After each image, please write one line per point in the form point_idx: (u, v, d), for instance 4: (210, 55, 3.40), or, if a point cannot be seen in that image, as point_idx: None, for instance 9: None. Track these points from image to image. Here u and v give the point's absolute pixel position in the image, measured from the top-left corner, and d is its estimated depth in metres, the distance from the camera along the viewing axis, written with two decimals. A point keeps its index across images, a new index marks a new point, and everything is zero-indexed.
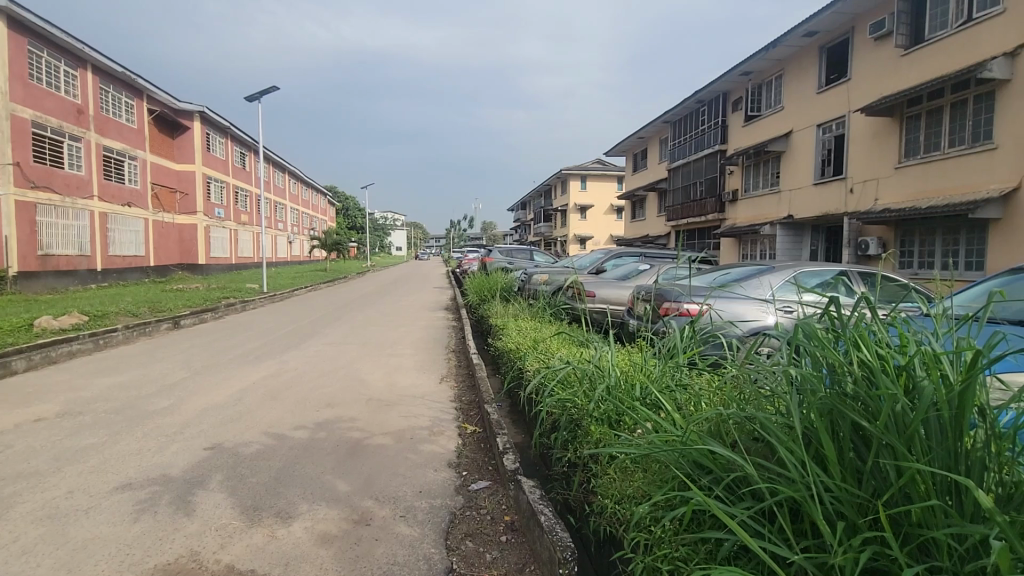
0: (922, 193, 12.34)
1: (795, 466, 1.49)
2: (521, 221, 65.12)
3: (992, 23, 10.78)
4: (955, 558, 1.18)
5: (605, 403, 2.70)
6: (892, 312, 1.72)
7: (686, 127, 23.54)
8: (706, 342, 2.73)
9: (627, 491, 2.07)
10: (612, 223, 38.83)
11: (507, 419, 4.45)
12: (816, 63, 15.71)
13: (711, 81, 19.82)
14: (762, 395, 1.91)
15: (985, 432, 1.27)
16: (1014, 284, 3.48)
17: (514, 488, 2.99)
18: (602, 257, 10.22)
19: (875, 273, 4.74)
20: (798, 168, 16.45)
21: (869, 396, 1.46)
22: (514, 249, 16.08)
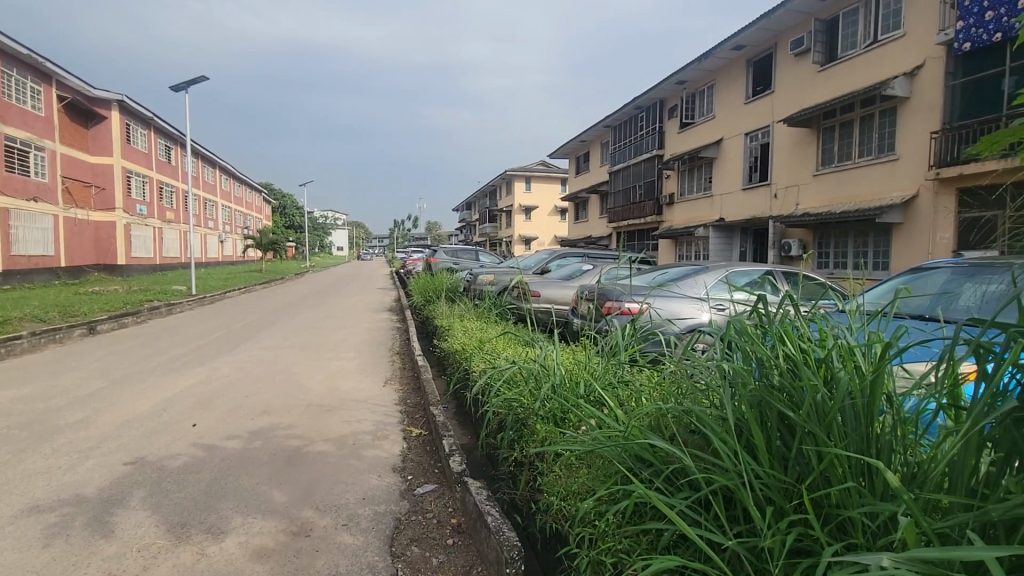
0: (837, 199, 13.37)
1: (729, 455, 1.57)
2: (466, 221, 64.88)
3: (895, 44, 11.84)
4: (868, 534, 1.28)
5: (550, 402, 2.74)
6: (812, 309, 1.86)
7: (626, 131, 24.29)
8: (646, 339, 2.82)
9: (572, 487, 2.11)
10: (556, 224, 39.47)
11: (453, 420, 4.42)
12: (743, 75, 16.67)
13: (649, 88, 20.55)
14: (698, 389, 2.01)
15: (892, 418, 1.40)
16: (916, 280, 3.83)
17: (461, 490, 2.97)
18: (547, 257, 10.36)
19: (797, 272, 5.08)
20: (729, 173, 17.38)
21: (794, 387, 1.57)
22: (459, 249, 16.00)
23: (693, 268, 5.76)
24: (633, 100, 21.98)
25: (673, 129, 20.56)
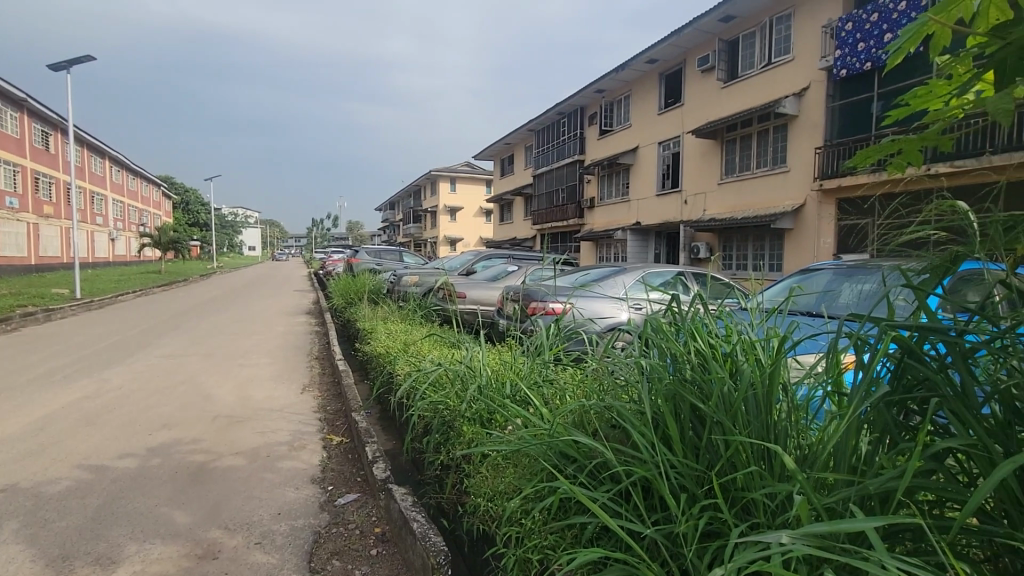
0: (738, 206, 14.51)
1: (646, 447, 1.65)
2: (389, 220, 63.23)
3: (786, 67, 13.07)
4: (768, 513, 1.39)
5: (476, 403, 2.74)
6: (719, 307, 2.01)
7: (549, 136, 24.84)
8: (569, 338, 2.91)
9: (499, 487, 2.12)
10: (481, 225, 39.56)
11: (377, 426, 4.29)
12: (656, 87, 17.65)
13: (570, 95, 21.16)
14: (618, 385, 2.09)
15: (787, 405, 1.54)
16: (806, 280, 4.24)
17: (385, 497, 2.88)
18: (472, 259, 10.34)
19: (706, 274, 5.44)
20: (644, 179, 18.30)
21: (703, 380, 1.68)
22: (382, 250, 15.57)
23: (613, 269, 5.98)
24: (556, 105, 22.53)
25: (593, 135, 21.31)
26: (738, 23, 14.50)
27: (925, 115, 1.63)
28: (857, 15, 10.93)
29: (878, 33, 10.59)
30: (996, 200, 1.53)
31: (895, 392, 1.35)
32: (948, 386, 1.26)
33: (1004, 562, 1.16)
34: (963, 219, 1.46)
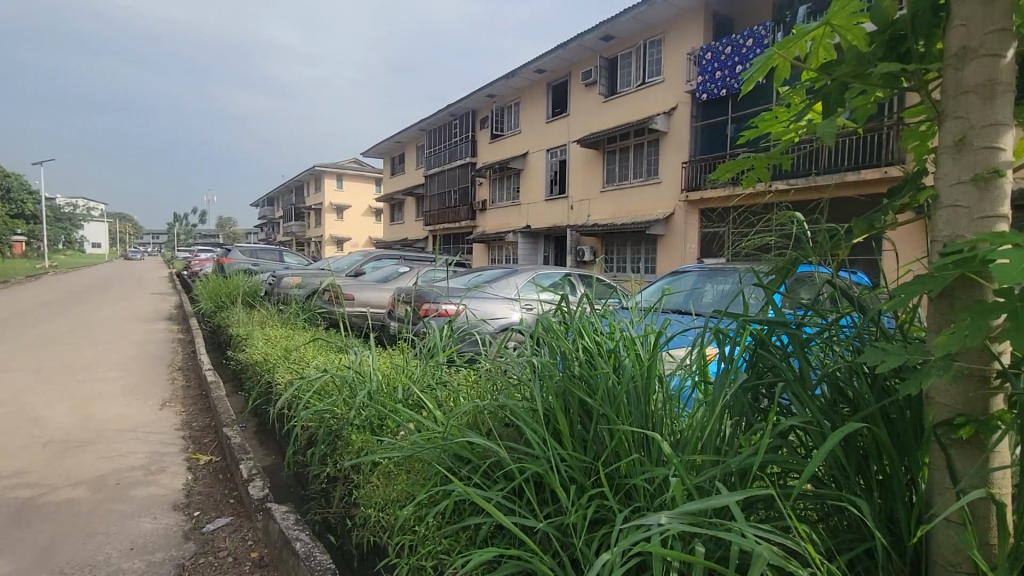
0: (617, 212, 15.56)
1: (538, 443, 1.70)
2: (266, 218, 58.48)
3: (658, 87, 14.30)
4: (648, 496, 1.49)
5: (366, 410, 2.63)
6: (604, 307, 2.13)
7: (441, 137, 24.68)
8: (462, 339, 2.90)
9: (391, 495, 2.04)
10: (370, 225, 38.14)
11: (252, 441, 3.92)
12: (544, 96, 18.34)
13: (462, 97, 21.21)
14: (510, 384, 2.13)
15: (663, 395, 1.68)
16: (676, 281, 4.67)
17: (263, 518, 2.64)
18: (361, 260, 9.89)
19: (591, 276, 5.76)
20: (533, 184, 18.91)
21: (590, 375, 1.78)
22: (259, 249, 14.36)
23: (505, 270, 6.09)
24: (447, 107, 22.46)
25: (484, 139, 21.55)
26: (617, 43, 15.59)
27: (768, 137, 1.86)
28: (714, 46, 12.34)
29: (731, 64, 12.05)
30: (823, 211, 1.80)
31: (750, 378, 1.54)
32: (791, 370, 1.46)
33: (833, 519, 1.37)
34: (799, 228, 1.70)
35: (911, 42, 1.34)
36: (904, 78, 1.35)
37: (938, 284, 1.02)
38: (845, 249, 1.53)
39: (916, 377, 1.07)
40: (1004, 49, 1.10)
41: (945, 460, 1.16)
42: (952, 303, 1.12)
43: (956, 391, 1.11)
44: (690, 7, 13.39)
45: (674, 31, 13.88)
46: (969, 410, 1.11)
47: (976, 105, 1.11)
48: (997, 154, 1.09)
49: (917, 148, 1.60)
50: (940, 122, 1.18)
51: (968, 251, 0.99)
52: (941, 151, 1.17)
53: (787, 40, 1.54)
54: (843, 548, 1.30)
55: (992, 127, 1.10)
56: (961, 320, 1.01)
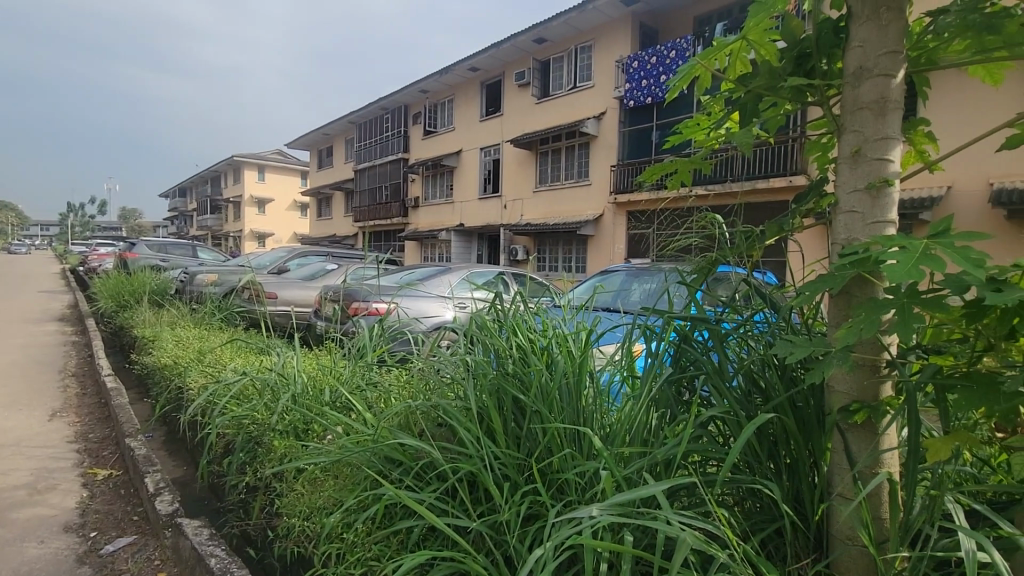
0: (550, 212, 15.83)
1: (472, 442, 1.68)
2: (177, 210, 54.13)
3: (588, 92, 14.71)
4: (579, 491, 1.51)
5: (290, 414, 2.49)
6: (537, 305, 2.16)
7: (372, 131, 23.96)
8: (394, 338, 2.84)
9: (317, 502, 1.95)
10: (295, 220, 36.37)
11: (160, 452, 3.61)
12: (478, 95, 18.32)
13: (393, 91, 20.71)
14: (444, 383, 2.10)
15: (594, 389, 1.72)
16: (605, 279, 4.82)
17: (172, 535, 2.43)
18: (284, 256, 9.38)
19: (524, 274, 5.83)
20: (466, 182, 18.82)
21: (523, 372, 1.79)
22: (168, 243, 13.22)
23: (438, 268, 6.01)
24: (378, 100, 21.85)
25: (417, 135, 21.16)
26: (549, 46, 15.87)
27: (691, 142, 1.94)
28: (641, 56, 12.88)
29: (656, 73, 12.63)
30: (739, 215, 1.92)
31: (674, 372, 1.62)
32: (710, 363, 1.55)
33: (747, 503, 1.45)
34: (718, 230, 1.81)
35: (814, 60, 1.45)
36: (810, 92, 1.46)
37: (837, 283, 1.11)
38: (760, 249, 1.64)
39: (819, 367, 1.16)
40: (894, 70, 1.22)
41: (843, 443, 1.27)
42: (850, 298, 1.23)
43: (854, 380, 1.23)
44: (618, 16, 13.88)
45: (604, 39, 14.33)
46: (864, 397, 1.22)
47: (870, 120, 1.23)
48: (886, 166, 1.21)
49: (819, 158, 1.74)
50: (840, 134, 1.29)
51: (864, 252, 1.08)
52: (841, 161, 1.28)
53: (708, 51, 1.62)
54: (757, 529, 1.39)
55: (883, 141, 1.21)
56: (857, 314, 1.10)
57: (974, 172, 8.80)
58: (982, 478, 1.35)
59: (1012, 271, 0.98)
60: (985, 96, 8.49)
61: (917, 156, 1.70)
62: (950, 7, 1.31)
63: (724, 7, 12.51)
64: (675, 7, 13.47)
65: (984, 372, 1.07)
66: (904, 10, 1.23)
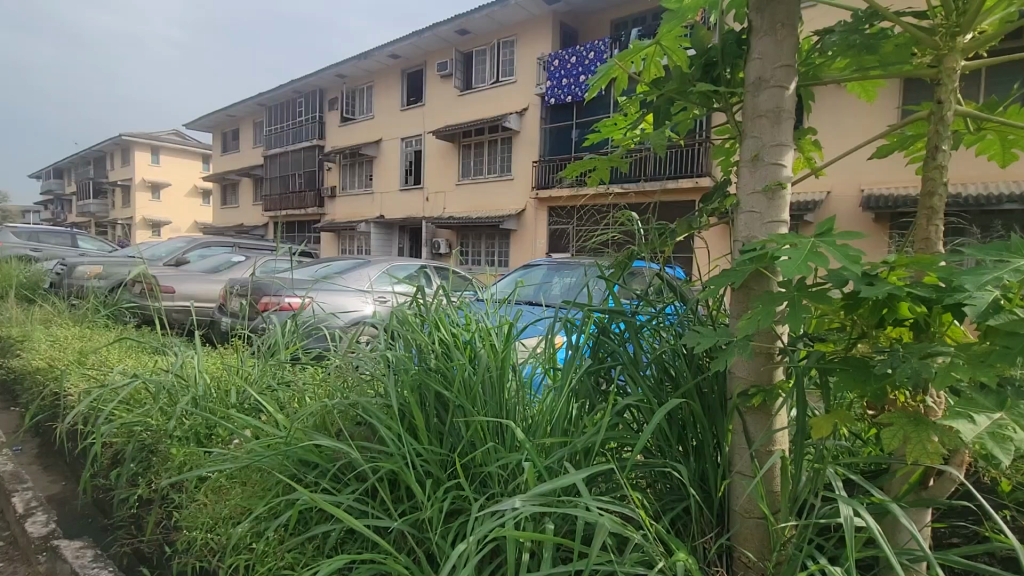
0: (472, 206, 15.78)
1: (393, 440, 1.63)
2: (50, 193, 47.76)
3: (510, 87, 14.80)
4: (501, 483, 1.52)
5: (190, 418, 2.29)
6: (459, 299, 2.14)
7: (283, 114, 22.52)
8: (309, 335, 2.69)
9: (222, 513, 1.81)
10: (195, 208, 33.47)
11: (32, 467, 3.18)
12: (399, 83, 17.81)
13: (307, 74, 19.60)
14: (363, 380, 2.03)
15: (517, 382, 1.74)
16: (526, 273, 4.90)
17: (48, 560, 2.15)
18: (183, 247, 8.60)
19: (446, 268, 5.78)
20: (386, 173, 18.25)
21: (446, 367, 1.77)
22: (41, 231, 11.64)
23: (357, 262, 5.79)
24: (291, 82, 20.58)
25: (333, 121, 20.19)
26: (472, 39, 15.78)
27: (609, 142, 2.01)
28: (561, 55, 13.17)
29: (576, 73, 12.98)
30: (653, 213, 2.01)
31: (593, 363, 1.68)
32: (626, 353, 1.62)
33: (659, 484, 1.54)
34: (634, 226, 1.89)
35: (720, 68, 1.55)
36: (716, 99, 1.56)
37: (739, 276, 1.20)
38: (671, 245, 1.74)
39: (723, 355, 1.25)
40: (788, 82, 1.33)
41: (742, 424, 1.38)
42: (749, 292, 1.33)
43: (752, 366, 1.34)
44: (540, 14, 14.08)
45: (525, 35, 14.48)
46: (760, 381, 1.34)
47: (767, 128, 1.33)
48: (780, 170, 1.32)
49: (723, 162, 1.87)
50: (741, 139, 1.39)
51: (761, 249, 1.18)
52: (743, 165, 1.38)
53: (625, 54, 1.68)
54: (668, 509, 1.47)
55: (778, 147, 1.32)
56: (756, 307, 1.20)
57: (850, 180, 9.88)
58: (856, 450, 1.52)
59: (882, 267, 1.11)
60: (858, 112, 9.59)
61: (805, 163, 1.88)
62: (834, 27, 1.46)
63: (638, 13, 13.09)
64: (593, 10, 13.90)
65: (859, 356, 1.21)
66: (796, 27, 1.35)
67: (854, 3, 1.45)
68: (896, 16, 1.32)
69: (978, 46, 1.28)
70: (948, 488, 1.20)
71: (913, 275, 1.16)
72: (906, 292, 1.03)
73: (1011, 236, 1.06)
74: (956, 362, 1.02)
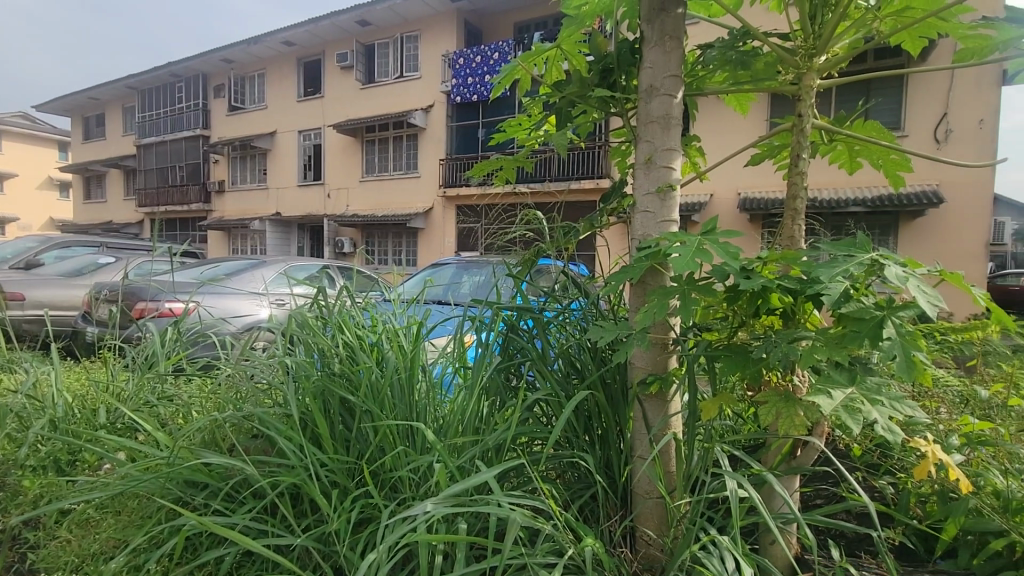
0: (378, 203, 15.26)
1: (294, 451, 1.53)
2: None
3: (414, 83, 14.53)
4: (412, 486, 1.48)
5: (47, 445, 1.99)
6: (365, 300, 2.07)
7: (159, 100, 20.27)
8: (194, 343, 2.43)
9: (90, 549, 1.59)
10: (50, 203, 29.09)
11: None
12: (294, 73, 16.75)
13: (188, 56, 17.79)
14: (259, 390, 1.89)
15: (427, 382, 1.71)
16: (435, 272, 4.83)
17: None
18: (35, 247, 7.44)
19: (349, 268, 5.53)
20: (281, 166, 17.07)
21: (351, 371, 1.70)
22: None
23: (249, 263, 5.36)
24: (167, 64, 18.56)
25: (220, 110, 18.51)
26: (374, 31, 15.25)
27: (514, 141, 2.03)
28: (466, 53, 13.16)
29: (481, 73, 13.03)
30: (558, 212, 2.06)
31: (503, 360, 1.70)
32: (534, 350, 1.67)
33: (568, 474, 1.59)
34: (540, 225, 1.93)
35: (616, 74, 1.62)
36: (613, 104, 1.64)
37: (636, 273, 1.27)
38: (574, 243, 1.80)
39: (623, 348, 1.32)
40: (676, 91, 1.43)
41: (642, 412, 1.48)
42: (645, 287, 1.42)
43: (649, 356, 1.44)
44: (444, 10, 13.95)
45: (429, 31, 14.27)
46: (656, 370, 1.44)
47: (658, 133, 1.42)
48: (670, 173, 1.42)
49: (620, 163, 1.97)
50: (636, 143, 1.47)
51: (655, 247, 1.26)
52: (638, 166, 1.46)
53: (528, 55, 1.72)
54: (576, 497, 1.53)
55: (669, 151, 1.42)
56: (652, 301, 1.27)
57: (730, 184, 10.87)
58: (738, 429, 1.67)
59: (756, 262, 1.23)
60: (735, 122, 10.60)
61: (691, 166, 2.03)
62: (714, 43, 1.59)
63: (541, 17, 13.41)
64: (497, 11, 14.01)
65: (740, 343, 1.33)
66: (681, 40, 1.45)
67: (730, 21, 1.58)
68: (765, 36, 1.47)
69: (830, 66, 1.45)
70: (812, 456, 1.37)
71: (781, 269, 1.30)
72: (777, 284, 1.16)
73: (856, 235, 1.23)
74: (817, 344, 1.16)
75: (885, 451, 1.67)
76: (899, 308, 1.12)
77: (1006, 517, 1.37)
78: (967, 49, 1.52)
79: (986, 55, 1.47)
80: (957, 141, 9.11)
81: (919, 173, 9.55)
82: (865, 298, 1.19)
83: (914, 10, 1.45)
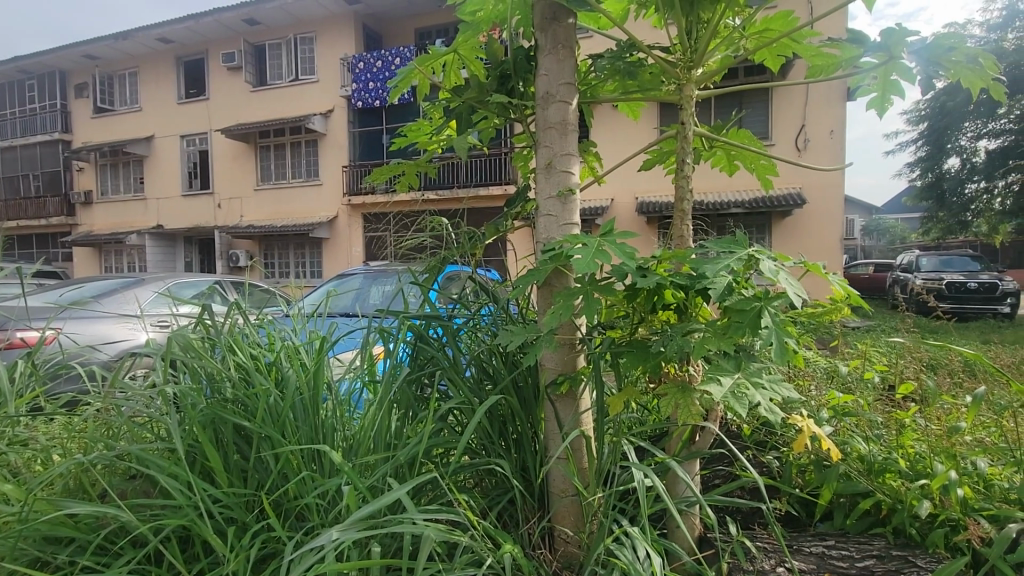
0: (276, 213, 14.33)
1: (180, 489, 1.37)
2: None
3: (312, 87, 13.87)
4: (319, 513, 1.38)
5: None
6: (260, 316, 1.90)
7: (5, 99, 17.57)
8: (53, 378, 2.08)
9: None
10: None
11: None
12: (172, 73, 15.28)
13: (39, 51, 15.58)
14: (136, 425, 1.67)
15: (334, 401, 1.61)
16: (341, 284, 4.63)
17: None
18: None
19: (243, 282, 5.13)
20: (160, 175, 15.47)
21: (246, 396, 1.56)
22: None
23: (123, 282, 4.79)
24: (13, 59, 16.11)
25: (83, 111, 16.40)
26: (264, 30, 14.36)
27: (416, 147, 1.98)
28: (366, 57, 12.80)
29: (381, 78, 12.73)
30: (463, 218, 2.03)
31: (412, 371, 1.66)
32: (445, 358, 1.63)
33: (484, 481, 1.57)
34: (446, 231, 1.89)
35: (514, 80, 1.64)
36: (512, 109, 1.67)
37: (541, 276, 1.29)
38: (481, 248, 1.81)
39: (533, 349, 1.33)
40: (570, 98, 1.48)
41: (553, 412, 1.50)
42: (551, 289, 1.45)
43: (557, 357, 1.48)
44: (341, 12, 13.45)
45: (326, 33, 13.70)
46: (565, 370, 1.48)
47: (556, 139, 1.46)
48: (569, 178, 1.47)
49: (522, 168, 1.99)
50: (536, 148, 1.50)
51: (558, 249, 1.28)
52: (538, 171, 1.49)
53: (425, 58, 1.71)
54: (494, 503, 1.52)
55: (567, 157, 1.46)
56: (557, 302, 1.30)
57: (628, 188, 11.51)
58: (644, 420, 1.75)
59: (652, 261, 1.30)
60: (629, 129, 11.27)
61: (589, 170, 2.11)
62: (604, 54, 1.67)
63: (442, 25, 13.41)
64: (397, 15, 13.79)
65: (639, 339, 1.39)
66: (574, 50, 1.50)
67: (617, 34, 1.68)
68: (647, 49, 1.57)
69: (706, 79, 1.58)
70: (708, 440, 1.46)
71: (672, 267, 1.38)
72: (669, 281, 1.23)
73: (736, 232, 1.34)
74: (707, 336, 1.25)
75: (770, 429, 1.85)
76: (773, 298, 1.23)
77: (871, 478, 1.57)
78: (816, 66, 1.72)
79: (831, 71, 1.68)
80: (814, 149, 10.39)
81: (787, 177, 10.74)
82: (746, 290, 1.30)
83: (772, 30, 1.64)
